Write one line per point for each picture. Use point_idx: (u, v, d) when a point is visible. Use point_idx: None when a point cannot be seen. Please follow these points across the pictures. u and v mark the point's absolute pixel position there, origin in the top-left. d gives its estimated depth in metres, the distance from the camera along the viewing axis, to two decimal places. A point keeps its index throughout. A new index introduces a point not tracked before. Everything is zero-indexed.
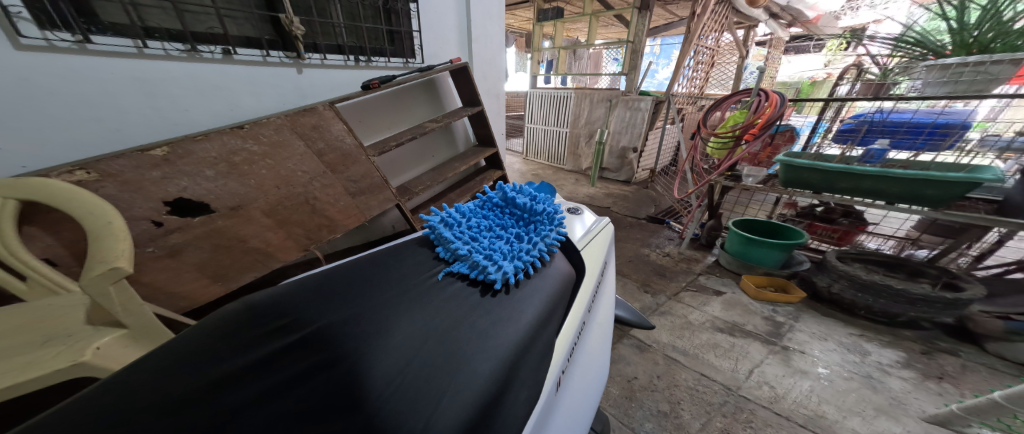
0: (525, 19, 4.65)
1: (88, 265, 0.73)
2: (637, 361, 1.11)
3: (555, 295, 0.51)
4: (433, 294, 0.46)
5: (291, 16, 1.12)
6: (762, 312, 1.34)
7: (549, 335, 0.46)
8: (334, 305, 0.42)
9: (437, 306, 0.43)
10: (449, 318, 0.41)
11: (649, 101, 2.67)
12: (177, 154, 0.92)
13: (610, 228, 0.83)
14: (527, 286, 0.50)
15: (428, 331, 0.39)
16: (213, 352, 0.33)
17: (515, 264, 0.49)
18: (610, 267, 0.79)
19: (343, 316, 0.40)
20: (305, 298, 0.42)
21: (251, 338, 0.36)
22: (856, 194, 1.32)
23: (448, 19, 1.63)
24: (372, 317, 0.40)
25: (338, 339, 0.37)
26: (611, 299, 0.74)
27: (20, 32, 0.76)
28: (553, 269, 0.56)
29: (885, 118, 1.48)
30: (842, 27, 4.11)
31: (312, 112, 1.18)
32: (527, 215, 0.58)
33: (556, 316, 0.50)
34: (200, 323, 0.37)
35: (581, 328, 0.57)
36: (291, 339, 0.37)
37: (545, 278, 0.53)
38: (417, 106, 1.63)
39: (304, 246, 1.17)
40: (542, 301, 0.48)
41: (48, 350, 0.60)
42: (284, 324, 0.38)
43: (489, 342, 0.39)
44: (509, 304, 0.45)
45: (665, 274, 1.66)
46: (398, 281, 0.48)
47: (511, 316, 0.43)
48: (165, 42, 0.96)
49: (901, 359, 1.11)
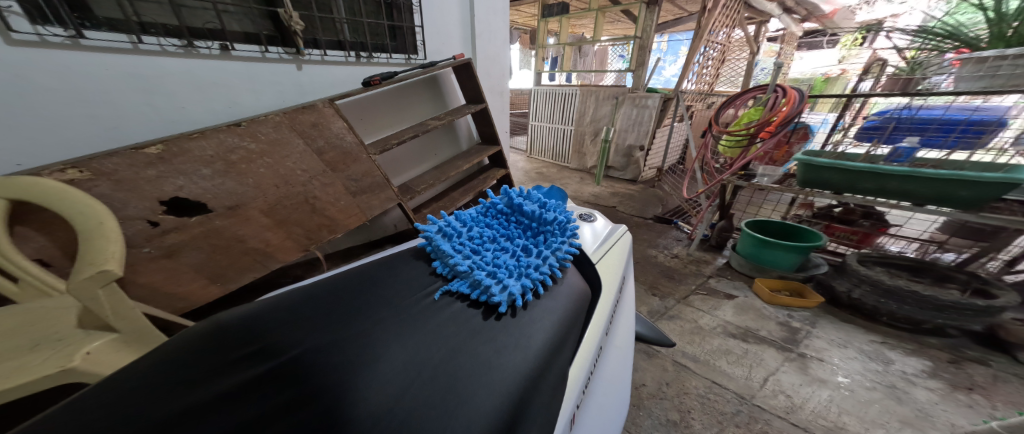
0: (529, 15, 4.59)
1: (77, 267, 0.72)
2: (645, 367, 1.07)
3: (568, 317, 0.47)
4: (430, 316, 0.43)
5: (290, 10, 1.09)
6: (776, 317, 1.29)
7: (563, 363, 0.42)
8: (319, 326, 0.39)
9: (434, 329, 0.40)
10: (444, 345, 0.38)
11: (657, 99, 2.61)
12: (172, 151, 0.88)
13: (626, 238, 0.79)
14: (535, 308, 0.46)
15: (420, 360, 0.36)
16: (183, 380, 0.32)
17: (522, 284, 0.46)
18: (628, 281, 0.74)
19: (326, 340, 0.37)
20: (288, 320, 0.40)
21: (226, 364, 0.35)
22: (882, 195, 1.26)
23: (451, 14, 1.59)
24: (357, 341, 0.37)
25: (318, 366, 0.35)
26: (629, 314, 0.70)
27: (11, 27, 0.74)
28: (564, 287, 0.52)
29: (913, 114, 1.39)
30: (858, 22, 3.99)
31: (311, 110, 1.14)
32: (536, 224, 0.55)
33: (570, 342, 0.46)
34: (176, 345, 0.36)
35: (598, 352, 0.53)
36: (267, 367, 0.35)
37: (556, 298, 0.49)
38: (419, 104, 1.60)
39: (304, 246, 1.16)
40: (552, 325, 0.44)
41: (39, 354, 0.59)
42: (263, 348, 0.37)
43: (492, 374, 0.35)
44: (515, 328, 0.42)
45: (673, 277, 1.61)
46: (390, 299, 0.45)
47: (518, 344, 0.40)
48: (161, 38, 0.93)
49: (925, 368, 1.06)
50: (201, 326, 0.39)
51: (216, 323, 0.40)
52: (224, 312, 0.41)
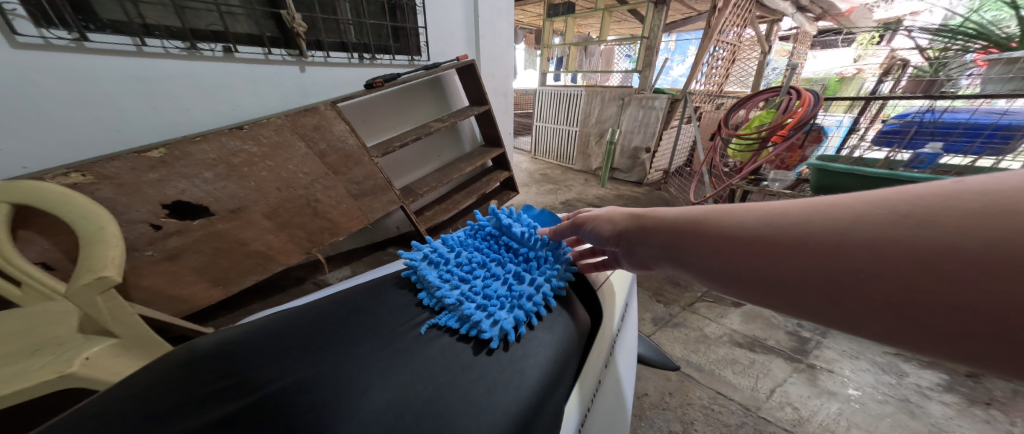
0: (535, 15, 4.55)
1: (78, 272, 0.73)
2: (647, 376, 1.04)
3: (565, 351, 0.45)
4: (416, 353, 0.41)
5: (292, 12, 1.08)
6: (785, 326, 1.25)
7: (558, 402, 0.40)
8: (302, 361, 0.40)
9: (420, 366, 0.40)
10: (433, 383, 0.38)
11: (664, 100, 2.56)
12: (175, 155, 0.88)
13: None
14: (528, 340, 0.45)
15: (403, 400, 0.35)
16: (158, 417, 0.32)
17: (514, 316, 0.44)
18: (632, 306, 0.71)
19: (308, 376, 0.38)
20: (269, 352, 0.41)
21: (201, 399, 0.35)
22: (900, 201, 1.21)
23: (455, 15, 1.57)
24: (339, 380, 0.37)
25: (296, 404, 0.35)
26: (632, 338, 0.68)
27: (15, 30, 0.73)
28: (563, 316, 0.50)
29: (936, 118, 1.31)
30: (875, 20, 3.86)
31: (313, 112, 1.11)
32: (526, 246, 0.55)
33: (566, 379, 0.43)
34: (153, 376, 0.37)
35: (597, 386, 0.50)
36: (241, 404, 0.34)
37: (554, 329, 0.47)
38: (423, 106, 1.59)
39: (305, 249, 1.19)
40: (548, 359, 0.43)
41: (39, 359, 0.59)
42: (239, 382, 0.37)
43: (479, 414, 0.34)
44: (507, 366, 0.41)
45: (679, 283, 1.56)
46: (374, 331, 0.45)
47: (510, 381, 0.39)
48: (165, 40, 0.92)
49: (942, 382, 1.02)
50: (179, 357, 0.40)
51: (194, 353, 0.40)
52: (202, 341, 0.42)
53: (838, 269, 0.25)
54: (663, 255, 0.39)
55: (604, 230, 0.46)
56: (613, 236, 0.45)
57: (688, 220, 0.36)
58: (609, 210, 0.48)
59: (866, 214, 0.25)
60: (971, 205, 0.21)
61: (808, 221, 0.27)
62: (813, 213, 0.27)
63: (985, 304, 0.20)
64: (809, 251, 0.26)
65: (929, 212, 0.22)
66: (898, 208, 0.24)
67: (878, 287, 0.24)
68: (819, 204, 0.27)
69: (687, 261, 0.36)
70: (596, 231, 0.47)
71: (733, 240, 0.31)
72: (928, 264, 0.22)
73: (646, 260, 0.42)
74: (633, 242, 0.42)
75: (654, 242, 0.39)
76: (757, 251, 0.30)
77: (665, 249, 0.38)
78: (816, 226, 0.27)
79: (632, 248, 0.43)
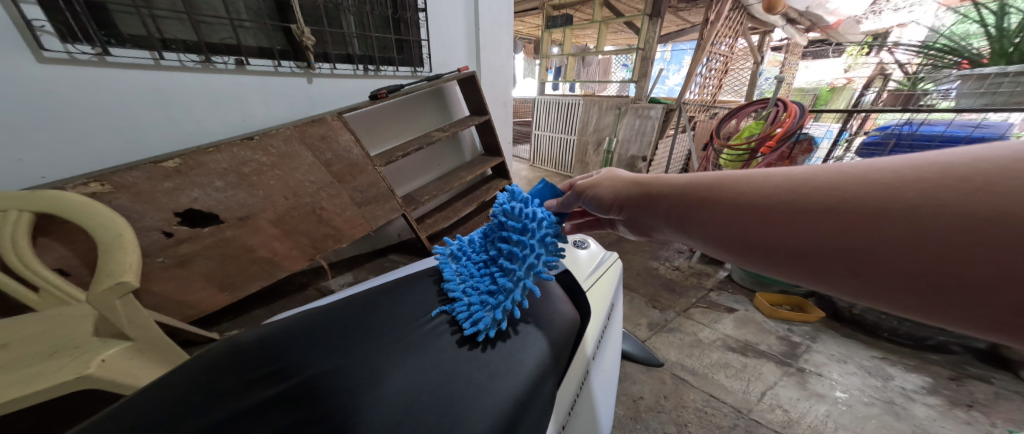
0: (534, 25, 4.66)
1: (99, 277, 0.77)
2: (643, 379, 1.07)
3: (559, 343, 0.50)
4: (430, 343, 0.45)
5: (301, 26, 1.13)
6: (776, 331, 1.29)
7: (551, 388, 0.45)
8: (329, 351, 0.43)
9: (434, 355, 0.43)
10: (444, 370, 0.41)
11: (659, 110, 2.62)
12: (189, 165, 0.91)
13: (618, 265, 0.83)
14: (526, 336, 0.49)
15: (420, 385, 0.39)
16: (206, 401, 0.36)
17: (492, 315, 0.46)
18: (618, 309, 0.78)
19: (336, 365, 0.41)
20: (299, 344, 0.44)
21: (244, 385, 0.38)
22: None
23: (457, 28, 1.63)
24: (361, 367, 0.41)
25: (326, 391, 0.38)
26: (618, 336, 0.74)
27: (43, 46, 0.77)
28: (558, 312, 0.56)
29: (914, 130, 1.37)
30: (863, 32, 3.97)
31: (320, 123, 1.15)
32: (513, 231, 0.52)
33: (559, 368, 0.49)
34: (198, 366, 0.41)
35: (584, 379, 0.57)
36: (280, 389, 0.38)
37: (550, 324, 0.52)
38: (424, 115, 1.63)
39: (310, 256, 1.22)
40: (546, 350, 0.48)
41: (59, 360, 0.62)
42: (276, 371, 0.41)
43: (485, 397, 0.38)
44: (506, 355, 0.45)
45: (674, 289, 1.59)
46: (390, 327, 0.48)
47: (510, 367, 0.43)
48: (181, 54, 0.97)
49: (926, 384, 1.06)
50: (219, 349, 0.43)
51: (233, 346, 0.44)
52: (241, 334, 0.46)
53: (858, 234, 0.28)
54: (667, 221, 0.45)
55: (606, 197, 0.54)
56: (616, 205, 0.53)
57: (703, 189, 0.41)
58: (609, 179, 0.55)
59: (908, 183, 0.27)
60: (1004, 184, 0.24)
61: (837, 185, 0.30)
62: (843, 178, 0.30)
63: (979, 267, 0.24)
64: (840, 218, 0.29)
65: (992, 177, 0.24)
66: (951, 174, 0.26)
67: (894, 259, 0.27)
68: (850, 170, 0.30)
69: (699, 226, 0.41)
70: (598, 198, 0.55)
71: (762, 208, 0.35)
72: (965, 230, 0.24)
73: (645, 225, 0.50)
74: (634, 209, 0.50)
75: (657, 208, 0.46)
76: (778, 218, 0.33)
77: (673, 217, 0.44)
78: (844, 190, 0.30)
79: (633, 216, 0.51)
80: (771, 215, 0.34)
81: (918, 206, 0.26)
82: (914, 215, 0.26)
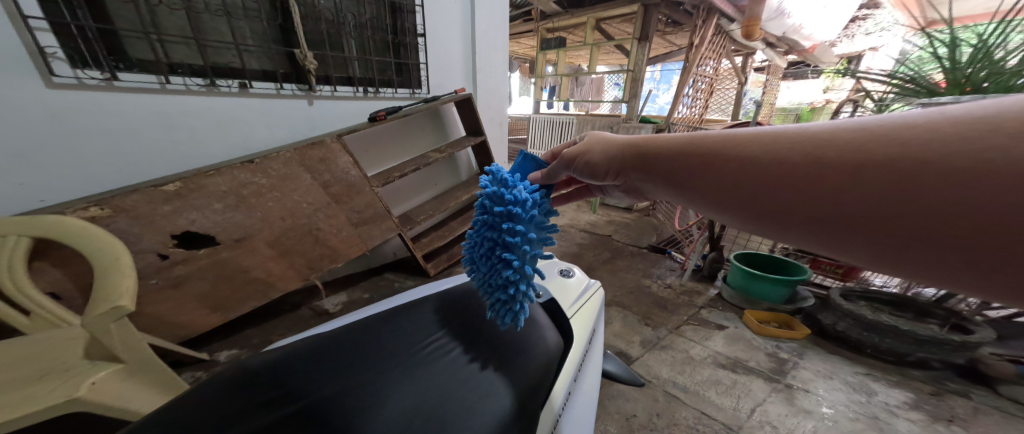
0: (529, 46, 4.83)
1: (95, 301, 0.77)
2: (636, 397, 1.08)
3: (543, 366, 0.54)
4: (426, 366, 0.48)
5: (305, 51, 1.17)
6: (765, 348, 1.33)
7: (537, 406, 0.48)
8: (334, 374, 0.45)
9: (430, 378, 0.46)
10: (438, 392, 0.44)
11: (650, 129, 2.72)
12: (189, 188, 0.93)
13: (600, 293, 0.86)
14: (515, 360, 0.52)
15: (416, 406, 0.42)
16: (215, 420, 0.36)
17: (507, 308, 0.48)
18: (600, 332, 0.81)
19: (340, 387, 0.43)
20: (305, 364, 0.45)
21: (252, 407, 0.39)
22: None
23: (454, 52, 1.69)
24: (364, 390, 0.43)
25: (332, 414, 0.40)
26: (599, 359, 0.77)
27: (53, 72, 0.80)
28: (542, 338, 0.59)
29: None
30: (838, 54, 4.21)
31: (320, 145, 1.18)
32: (496, 225, 0.49)
33: (542, 390, 0.51)
34: (205, 385, 0.41)
35: (567, 397, 0.58)
36: (289, 410, 0.39)
37: (536, 350, 0.55)
38: (422, 136, 1.67)
39: (304, 275, 1.23)
40: (532, 372, 0.51)
41: (47, 384, 0.61)
42: (285, 392, 0.42)
43: (475, 417, 0.41)
44: (495, 377, 0.48)
45: (666, 307, 1.62)
46: (389, 350, 0.50)
47: (497, 389, 0.46)
48: (187, 78, 1.00)
49: (908, 400, 1.10)
50: (224, 369, 0.44)
51: (240, 366, 0.45)
52: (250, 357, 0.46)
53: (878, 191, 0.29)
54: (669, 181, 0.48)
55: (599, 163, 0.57)
56: (617, 169, 0.56)
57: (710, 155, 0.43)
58: (597, 144, 0.58)
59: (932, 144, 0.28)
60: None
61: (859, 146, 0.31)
62: (869, 136, 0.31)
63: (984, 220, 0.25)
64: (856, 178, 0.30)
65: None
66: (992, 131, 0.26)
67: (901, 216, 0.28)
68: (879, 128, 0.31)
69: (705, 190, 0.43)
70: (596, 164, 0.58)
71: (779, 166, 0.36)
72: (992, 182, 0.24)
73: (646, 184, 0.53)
74: (633, 170, 0.53)
75: (657, 171, 0.49)
76: (787, 178, 0.35)
77: (676, 178, 0.47)
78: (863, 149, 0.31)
79: (631, 175, 0.54)
80: (785, 174, 0.35)
81: (937, 154, 0.27)
82: (934, 166, 0.27)
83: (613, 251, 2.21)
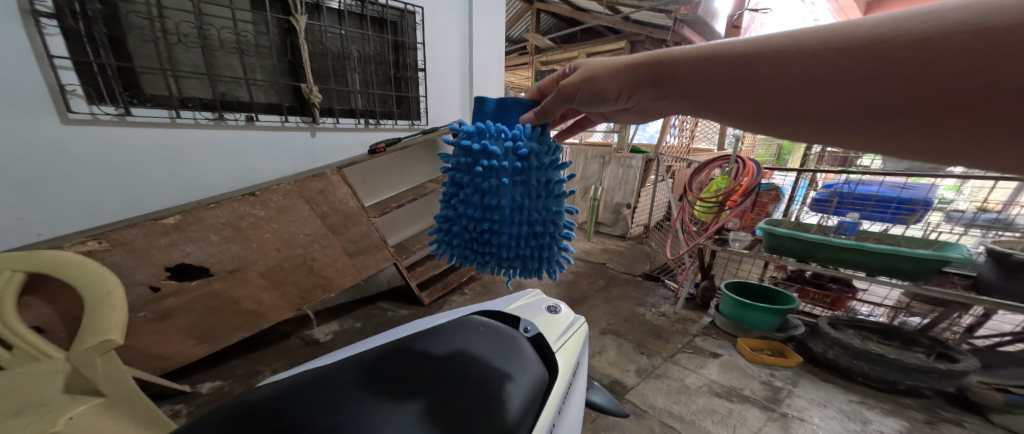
0: (523, 79, 5.07)
1: (81, 337, 0.75)
2: (632, 429, 1.06)
3: (531, 397, 0.54)
4: (416, 397, 0.48)
5: (311, 86, 1.23)
6: (759, 376, 1.33)
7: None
8: (327, 409, 0.45)
9: (421, 410, 0.46)
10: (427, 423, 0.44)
11: (640, 159, 2.86)
12: (188, 220, 0.95)
13: (584, 327, 0.88)
14: (503, 393, 0.52)
15: None
16: None
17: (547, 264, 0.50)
18: (585, 365, 0.81)
19: (332, 422, 0.43)
20: (299, 400, 0.46)
21: None
22: (859, 269, 1.35)
23: (452, 87, 1.78)
24: (354, 425, 0.43)
25: None
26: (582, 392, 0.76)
27: (70, 108, 0.84)
28: (530, 372, 0.59)
29: (853, 190, 1.54)
30: None
31: (320, 177, 1.21)
32: (513, 185, 0.45)
33: (527, 422, 0.50)
34: (203, 421, 0.42)
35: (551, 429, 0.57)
36: None
37: (522, 383, 0.55)
38: (419, 166, 1.72)
39: (296, 306, 1.22)
40: (521, 402, 0.51)
41: (23, 418, 0.58)
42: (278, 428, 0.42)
43: None
44: (483, 409, 0.48)
45: (661, 335, 1.62)
46: (380, 384, 0.50)
47: (485, 422, 0.46)
48: (196, 112, 1.04)
49: (902, 429, 1.10)
50: (222, 405, 0.45)
51: (238, 401, 0.46)
52: (249, 391, 0.47)
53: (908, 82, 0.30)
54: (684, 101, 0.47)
55: (607, 85, 0.52)
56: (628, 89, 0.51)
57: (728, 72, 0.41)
58: (597, 68, 0.52)
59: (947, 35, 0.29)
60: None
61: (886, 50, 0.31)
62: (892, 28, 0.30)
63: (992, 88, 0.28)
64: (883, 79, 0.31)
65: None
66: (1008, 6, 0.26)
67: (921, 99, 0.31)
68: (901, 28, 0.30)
69: (728, 103, 0.43)
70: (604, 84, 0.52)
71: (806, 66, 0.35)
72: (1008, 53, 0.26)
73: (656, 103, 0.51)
74: (642, 86, 0.49)
75: (669, 88, 0.47)
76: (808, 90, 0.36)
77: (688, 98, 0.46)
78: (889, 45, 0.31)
79: (640, 93, 0.50)
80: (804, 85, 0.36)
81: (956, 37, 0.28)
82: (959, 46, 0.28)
83: (607, 278, 2.23)
